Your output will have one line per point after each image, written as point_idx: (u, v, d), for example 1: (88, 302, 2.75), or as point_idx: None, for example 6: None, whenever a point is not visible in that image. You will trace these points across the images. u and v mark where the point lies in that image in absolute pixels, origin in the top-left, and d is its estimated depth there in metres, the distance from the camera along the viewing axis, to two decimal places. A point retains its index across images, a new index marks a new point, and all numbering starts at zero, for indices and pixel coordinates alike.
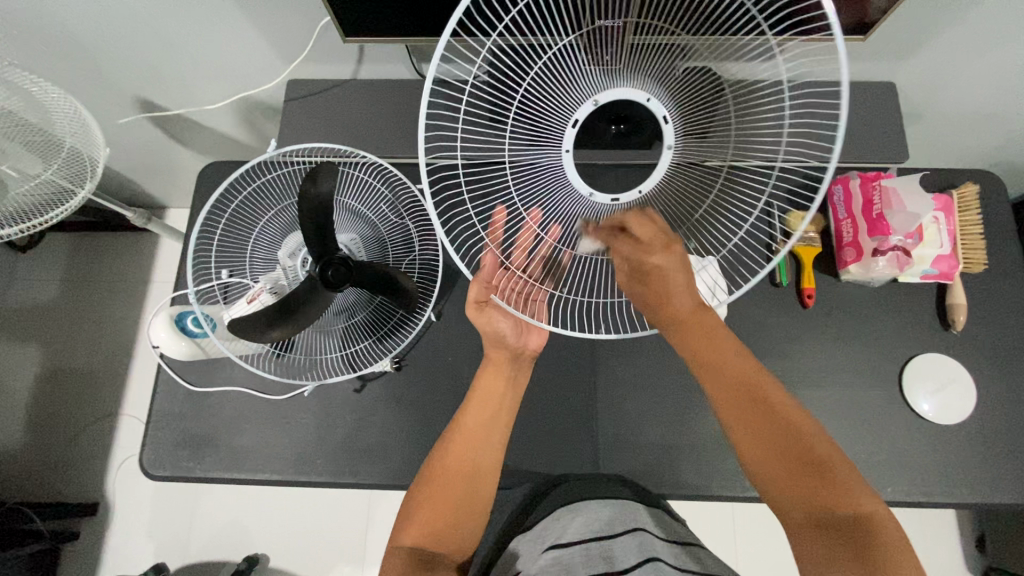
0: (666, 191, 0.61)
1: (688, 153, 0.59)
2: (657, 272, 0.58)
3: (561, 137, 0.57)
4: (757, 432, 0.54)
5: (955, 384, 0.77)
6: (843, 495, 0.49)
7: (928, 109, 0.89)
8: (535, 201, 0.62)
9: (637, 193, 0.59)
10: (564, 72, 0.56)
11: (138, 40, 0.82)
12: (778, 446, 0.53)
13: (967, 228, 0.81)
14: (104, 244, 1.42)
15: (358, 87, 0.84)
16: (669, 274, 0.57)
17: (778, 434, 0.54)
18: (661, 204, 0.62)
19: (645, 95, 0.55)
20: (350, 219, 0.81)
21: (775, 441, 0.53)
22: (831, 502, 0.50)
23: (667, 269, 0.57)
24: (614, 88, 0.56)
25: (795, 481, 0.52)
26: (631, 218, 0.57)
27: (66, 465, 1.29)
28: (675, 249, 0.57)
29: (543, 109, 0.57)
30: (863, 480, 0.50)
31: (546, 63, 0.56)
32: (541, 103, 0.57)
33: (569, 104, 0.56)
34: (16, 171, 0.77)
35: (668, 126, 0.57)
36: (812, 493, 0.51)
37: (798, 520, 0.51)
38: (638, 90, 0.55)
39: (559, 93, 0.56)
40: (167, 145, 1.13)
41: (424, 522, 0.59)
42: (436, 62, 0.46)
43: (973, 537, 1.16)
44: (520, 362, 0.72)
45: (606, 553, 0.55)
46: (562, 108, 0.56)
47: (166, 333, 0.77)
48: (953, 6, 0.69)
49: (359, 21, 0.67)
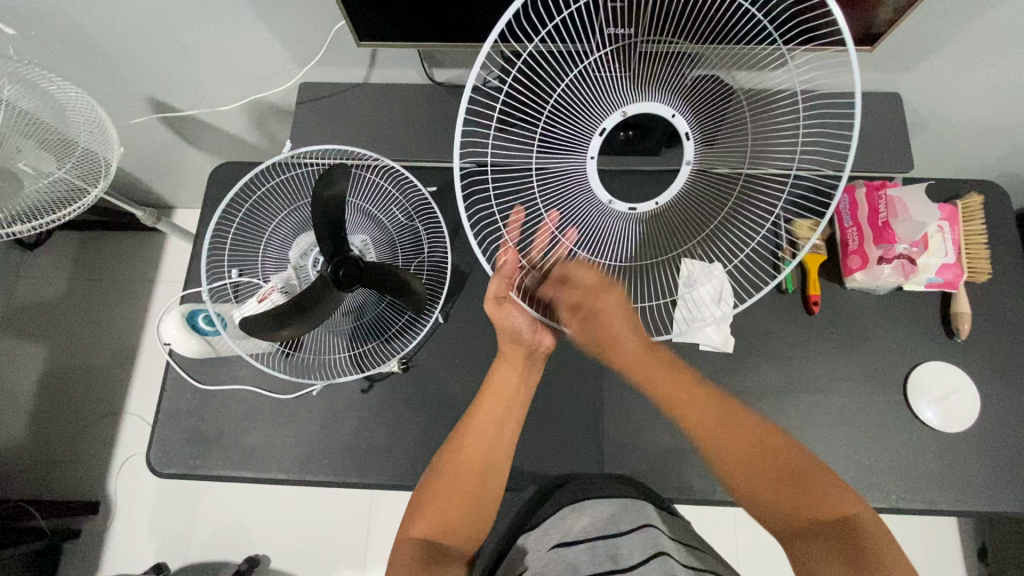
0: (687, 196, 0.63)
1: (704, 160, 0.61)
2: (601, 313, 0.61)
3: (586, 145, 0.59)
4: (736, 457, 0.55)
5: (957, 392, 0.77)
6: (825, 501, 0.51)
7: (932, 120, 0.90)
8: (556, 203, 0.62)
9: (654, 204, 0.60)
10: (596, 82, 0.56)
11: (155, 42, 0.84)
12: (760, 464, 0.54)
13: (972, 238, 0.82)
14: (111, 243, 1.43)
15: (370, 91, 0.85)
16: (614, 313, 0.61)
17: (750, 454, 0.54)
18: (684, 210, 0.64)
19: (671, 111, 0.57)
20: (362, 220, 0.82)
21: (757, 458, 0.54)
22: (816, 508, 0.50)
23: (613, 309, 0.61)
24: (645, 103, 0.56)
25: (774, 489, 0.53)
26: (574, 265, 0.61)
27: (69, 463, 1.29)
28: (616, 288, 0.61)
29: (571, 116, 0.57)
30: (840, 481, 0.52)
31: (579, 73, 0.56)
32: (569, 111, 0.57)
33: (596, 114, 0.57)
34: (31, 168, 0.78)
35: (690, 143, 0.58)
36: (795, 501, 0.51)
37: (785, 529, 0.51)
38: (664, 105, 0.57)
39: (589, 102, 0.56)
40: (178, 146, 1.14)
41: (435, 513, 0.59)
42: (478, 64, 0.47)
43: (974, 547, 1.16)
44: (534, 359, 0.71)
45: (612, 551, 0.56)
46: (591, 118, 0.57)
47: (178, 330, 0.77)
48: (959, 17, 0.70)
49: (374, 26, 0.68)
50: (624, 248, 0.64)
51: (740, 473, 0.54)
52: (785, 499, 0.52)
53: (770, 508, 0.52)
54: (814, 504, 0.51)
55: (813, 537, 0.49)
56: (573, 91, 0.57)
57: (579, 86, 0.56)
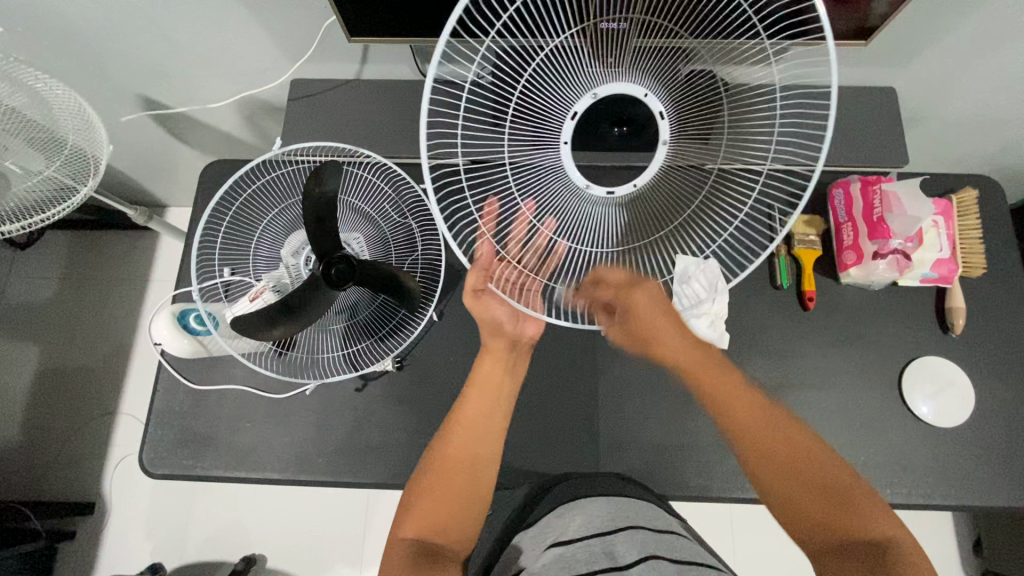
0: (661, 189, 0.63)
1: (680, 154, 0.61)
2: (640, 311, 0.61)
3: (560, 129, 0.59)
4: (777, 472, 0.54)
5: (954, 386, 0.77)
6: (867, 523, 0.51)
7: (927, 114, 0.90)
8: (532, 192, 0.62)
9: (631, 185, 0.61)
10: (563, 66, 0.57)
11: (142, 37, 0.82)
12: (801, 478, 0.54)
13: (967, 233, 0.82)
14: (103, 242, 1.42)
15: (362, 86, 0.84)
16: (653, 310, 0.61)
17: (793, 470, 0.54)
18: (654, 202, 0.63)
19: (643, 90, 0.57)
20: (355, 218, 0.82)
21: (796, 476, 0.54)
22: (854, 530, 0.51)
23: (649, 307, 0.61)
24: (614, 82, 0.57)
25: (813, 509, 0.53)
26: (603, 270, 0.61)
27: (65, 464, 1.28)
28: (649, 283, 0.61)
29: (541, 102, 0.58)
30: (884, 507, 0.52)
31: (545, 58, 0.57)
32: (541, 97, 0.58)
33: (567, 98, 0.58)
34: (20, 168, 0.78)
35: (663, 122, 0.59)
36: (835, 522, 0.51)
37: (821, 546, 0.52)
38: (636, 83, 0.57)
39: (558, 84, 0.57)
40: (170, 143, 1.13)
41: (425, 512, 0.59)
42: (437, 61, 0.46)
43: (970, 540, 1.17)
44: (518, 350, 0.73)
45: (608, 549, 0.55)
46: (560, 101, 0.58)
47: (168, 331, 0.77)
48: (953, 10, 0.69)
49: (365, 21, 0.67)
50: (604, 233, 0.64)
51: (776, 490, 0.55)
52: (818, 513, 0.52)
53: (808, 529, 0.53)
54: (847, 522, 0.51)
55: (841, 557, 0.50)
56: (541, 76, 0.58)
57: (547, 69, 0.57)
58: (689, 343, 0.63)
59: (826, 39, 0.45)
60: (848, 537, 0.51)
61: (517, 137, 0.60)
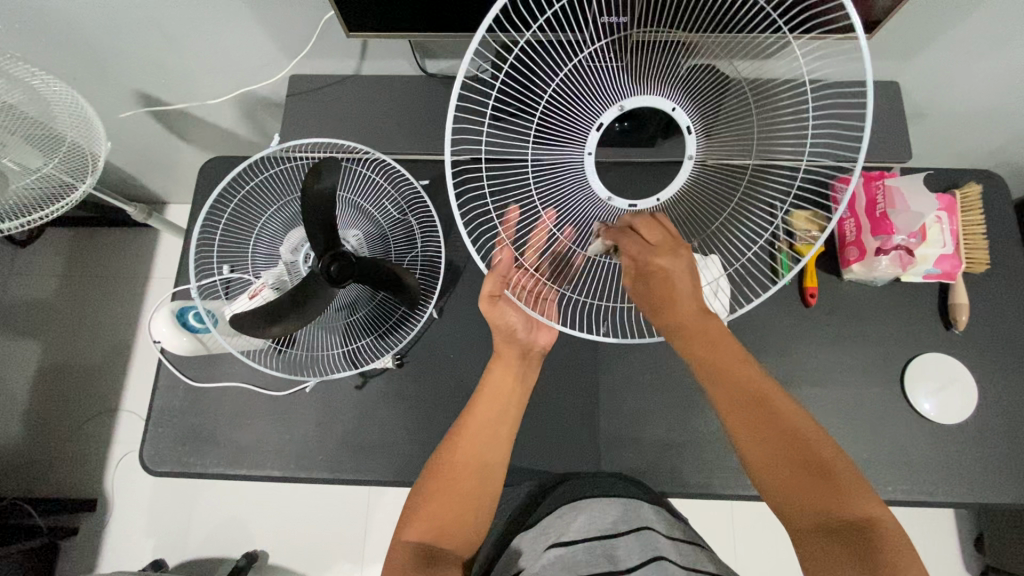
0: (687, 194, 0.62)
1: (707, 155, 0.59)
2: (662, 271, 0.58)
3: (584, 138, 0.58)
4: (767, 442, 0.53)
5: (956, 384, 0.77)
6: (849, 501, 0.48)
7: (931, 109, 0.89)
8: (554, 202, 0.62)
9: (654, 200, 0.60)
10: (592, 76, 0.56)
11: (140, 34, 0.82)
12: (785, 450, 0.52)
13: (970, 229, 0.81)
14: (103, 239, 1.42)
15: (362, 82, 0.84)
16: (674, 275, 0.58)
17: (778, 440, 0.52)
18: (682, 206, 0.63)
19: (671, 104, 0.56)
20: (354, 215, 0.81)
21: (787, 448, 0.52)
22: (835, 507, 0.49)
23: (673, 271, 0.57)
24: (641, 96, 0.56)
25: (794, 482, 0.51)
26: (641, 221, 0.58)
27: (66, 462, 1.29)
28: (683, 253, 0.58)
29: (568, 110, 0.58)
30: (866, 485, 0.50)
31: (575, 66, 0.56)
32: (567, 105, 0.58)
33: (593, 110, 0.57)
34: (17, 165, 0.77)
35: (691, 137, 0.58)
36: (815, 497, 0.49)
37: (800, 523, 0.50)
38: (663, 98, 0.56)
39: (585, 93, 0.56)
40: (168, 139, 1.13)
41: (430, 515, 0.59)
42: (467, 63, 0.47)
43: (971, 537, 1.17)
44: (528, 361, 0.72)
45: (609, 552, 0.55)
46: (587, 112, 0.57)
47: (167, 328, 0.76)
48: (959, 4, 0.68)
49: (363, 17, 0.66)
50: None
51: (763, 458, 0.53)
52: (806, 487, 0.50)
53: (794, 503, 0.50)
54: (835, 499, 0.49)
55: (823, 531, 0.48)
56: (570, 85, 0.57)
57: (576, 79, 0.56)
58: (705, 314, 0.58)
59: (858, 34, 0.44)
60: (829, 513, 0.49)
61: (541, 145, 0.60)
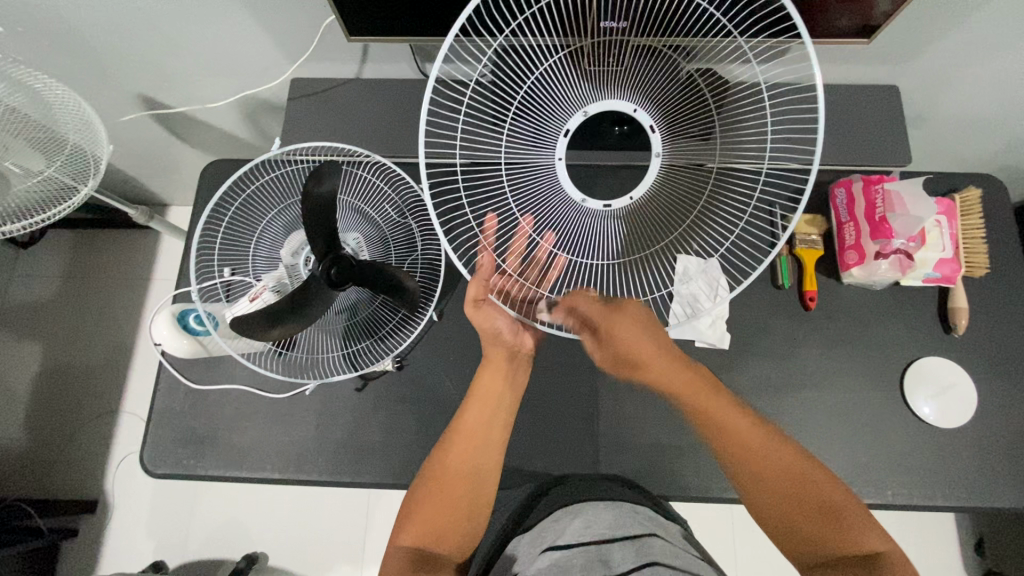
0: (659, 194, 0.64)
1: (676, 155, 0.62)
2: (618, 336, 0.62)
3: (553, 143, 0.62)
4: (761, 487, 0.56)
5: (956, 387, 0.77)
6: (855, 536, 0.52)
7: (930, 113, 0.89)
8: (530, 207, 0.64)
9: (628, 199, 0.63)
10: (554, 85, 0.60)
11: (141, 37, 0.82)
12: (791, 496, 0.55)
13: (969, 233, 0.81)
14: (104, 241, 1.42)
15: (362, 85, 0.84)
16: (633, 337, 0.62)
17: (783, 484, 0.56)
18: (654, 211, 0.65)
19: (631, 107, 0.60)
20: (355, 218, 0.82)
21: (791, 498, 0.55)
22: (843, 541, 0.52)
23: (627, 333, 0.62)
24: (604, 100, 0.60)
25: (800, 521, 0.54)
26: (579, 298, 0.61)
27: (67, 463, 1.29)
28: (629, 310, 0.62)
29: (538, 117, 0.62)
30: (871, 519, 0.53)
31: (539, 76, 0.61)
32: (535, 110, 0.62)
33: (560, 115, 0.61)
34: (19, 168, 0.77)
35: (655, 135, 0.61)
36: (822, 534, 0.53)
37: (810, 560, 0.53)
38: (624, 100, 0.60)
39: (551, 101, 0.61)
40: (170, 142, 1.13)
41: (423, 521, 0.59)
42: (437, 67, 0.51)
43: (972, 541, 1.16)
44: (517, 360, 0.71)
45: (604, 557, 0.55)
46: (554, 118, 0.61)
47: (168, 331, 0.77)
48: (958, 8, 0.69)
49: (363, 21, 0.67)
50: (603, 246, 0.65)
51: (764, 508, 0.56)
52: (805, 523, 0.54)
53: (797, 539, 0.54)
54: (834, 535, 0.52)
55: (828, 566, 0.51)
56: (537, 92, 0.61)
57: (541, 87, 0.61)
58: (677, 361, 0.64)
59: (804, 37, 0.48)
60: (835, 548, 0.52)
61: (513, 152, 0.63)
